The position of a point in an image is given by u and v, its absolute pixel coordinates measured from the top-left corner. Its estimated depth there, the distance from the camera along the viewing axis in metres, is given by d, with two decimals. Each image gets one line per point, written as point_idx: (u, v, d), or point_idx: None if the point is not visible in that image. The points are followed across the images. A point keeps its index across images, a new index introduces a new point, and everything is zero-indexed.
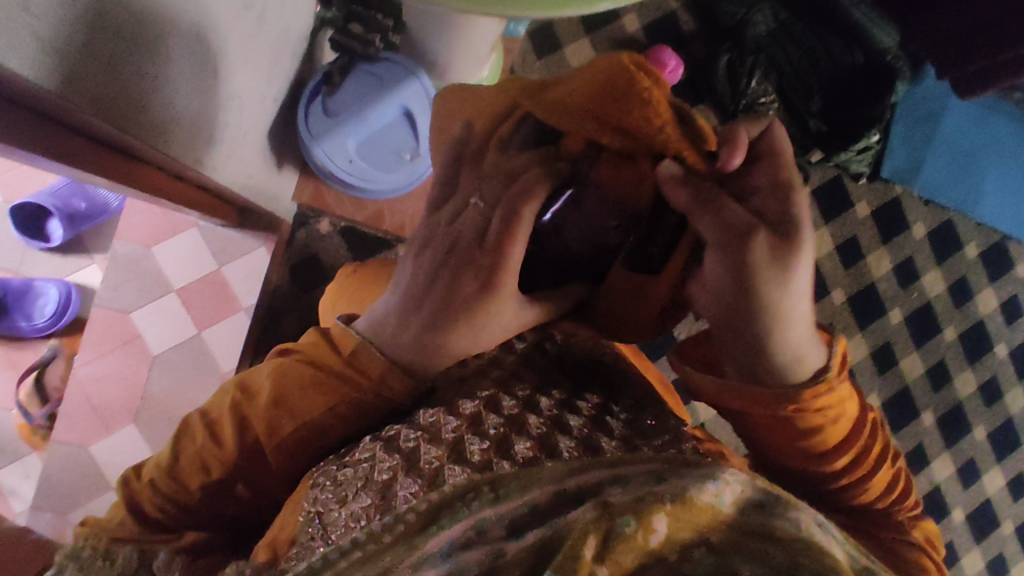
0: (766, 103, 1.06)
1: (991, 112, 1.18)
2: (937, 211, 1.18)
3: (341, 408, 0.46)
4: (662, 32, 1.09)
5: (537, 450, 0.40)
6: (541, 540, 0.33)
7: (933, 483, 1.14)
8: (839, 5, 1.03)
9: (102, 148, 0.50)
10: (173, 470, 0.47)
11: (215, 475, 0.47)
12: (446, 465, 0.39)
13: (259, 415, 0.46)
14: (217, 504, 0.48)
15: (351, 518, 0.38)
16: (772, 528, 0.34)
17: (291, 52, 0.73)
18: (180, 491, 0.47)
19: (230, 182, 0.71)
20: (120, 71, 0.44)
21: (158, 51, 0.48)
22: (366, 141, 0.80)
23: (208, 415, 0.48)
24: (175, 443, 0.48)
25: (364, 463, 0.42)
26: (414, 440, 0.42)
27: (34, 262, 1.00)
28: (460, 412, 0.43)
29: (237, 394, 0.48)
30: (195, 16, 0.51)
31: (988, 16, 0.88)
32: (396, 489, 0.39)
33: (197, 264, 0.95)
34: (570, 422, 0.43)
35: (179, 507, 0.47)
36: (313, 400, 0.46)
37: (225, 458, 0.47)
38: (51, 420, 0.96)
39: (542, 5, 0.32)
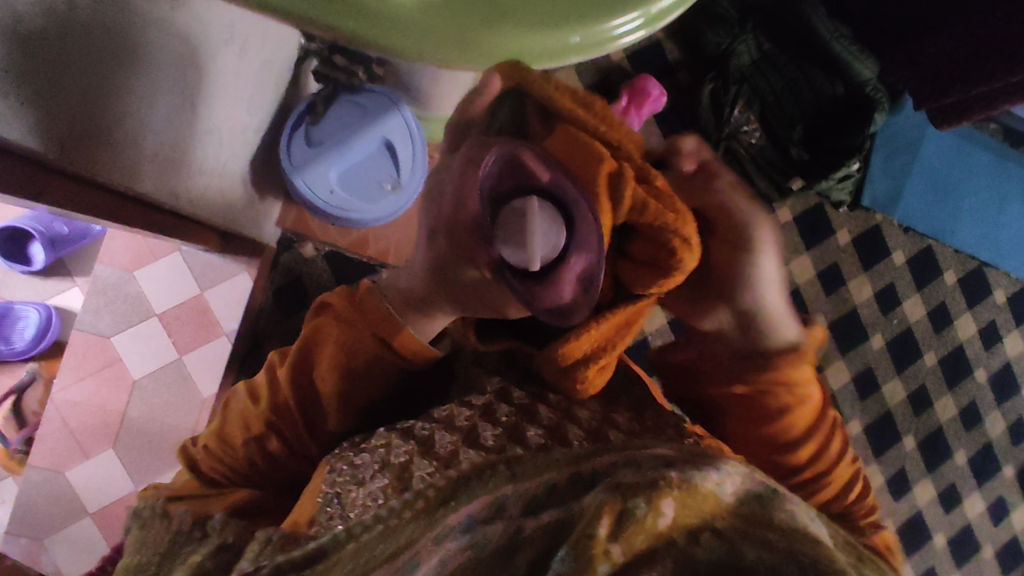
0: (749, 131, 1.07)
1: (968, 142, 1.21)
2: (917, 239, 1.20)
3: (364, 360, 0.50)
4: (647, 60, 1.10)
5: (550, 439, 0.41)
6: (557, 520, 0.30)
7: (915, 507, 1.14)
8: (820, 36, 1.03)
9: (82, 184, 0.51)
10: (223, 433, 0.55)
11: (253, 432, 0.53)
12: (460, 448, 0.42)
13: (287, 373, 0.52)
14: (259, 463, 0.54)
15: (369, 496, 0.43)
16: (770, 516, 0.30)
17: (276, 78, 0.74)
18: (229, 449, 0.55)
19: (210, 209, 0.72)
20: (79, 97, 0.45)
21: (138, 88, 0.50)
22: (348, 171, 0.82)
23: (252, 384, 0.56)
24: (227, 408, 0.56)
25: (380, 449, 0.47)
26: (429, 428, 0.46)
27: (13, 285, 1.00)
28: (474, 404, 0.47)
29: (275, 360, 0.55)
30: (178, 55, 0.53)
31: (965, 51, 0.91)
32: (413, 470, 0.43)
33: (178, 289, 0.96)
34: (578, 413, 0.45)
35: (227, 467, 0.55)
36: (332, 357, 0.51)
37: (260, 415, 0.53)
38: (28, 444, 0.96)
39: (518, 59, 0.29)
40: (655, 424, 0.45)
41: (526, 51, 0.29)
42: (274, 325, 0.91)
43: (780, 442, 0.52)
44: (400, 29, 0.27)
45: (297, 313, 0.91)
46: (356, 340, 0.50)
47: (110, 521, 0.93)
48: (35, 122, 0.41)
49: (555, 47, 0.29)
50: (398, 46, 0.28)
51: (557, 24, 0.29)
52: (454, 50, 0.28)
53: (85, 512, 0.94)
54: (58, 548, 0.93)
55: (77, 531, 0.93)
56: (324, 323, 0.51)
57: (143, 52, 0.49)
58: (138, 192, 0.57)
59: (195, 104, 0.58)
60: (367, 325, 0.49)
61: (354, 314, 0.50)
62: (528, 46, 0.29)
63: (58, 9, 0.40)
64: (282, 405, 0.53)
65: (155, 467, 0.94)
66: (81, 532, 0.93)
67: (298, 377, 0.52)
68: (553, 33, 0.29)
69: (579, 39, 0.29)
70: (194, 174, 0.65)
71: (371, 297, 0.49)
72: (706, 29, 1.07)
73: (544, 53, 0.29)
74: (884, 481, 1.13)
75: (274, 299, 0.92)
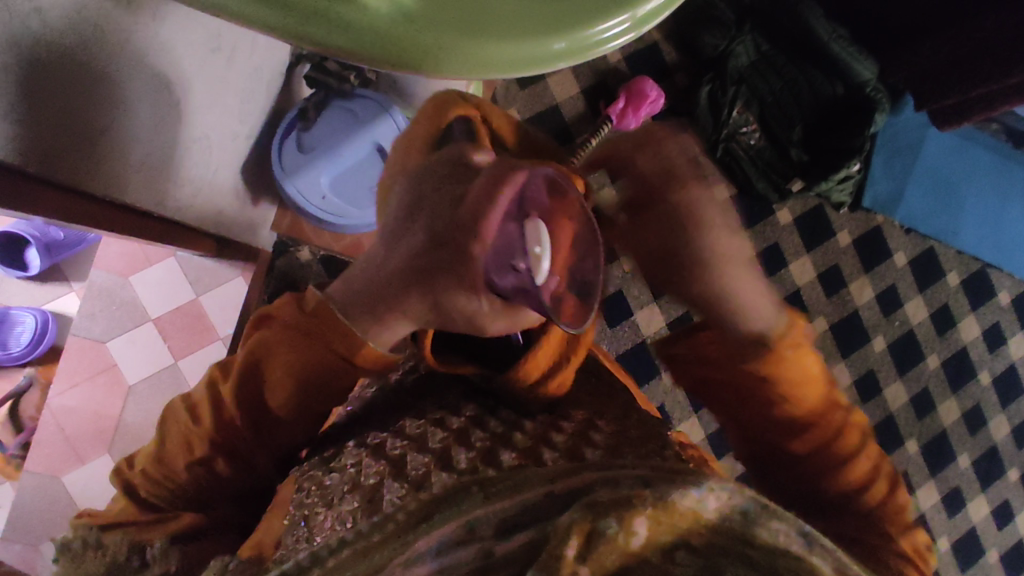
0: (748, 133, 1.06)
1: (970, 142, 1.20)
2: (919, 240, 1.19)
3: (317, 369, 0.48)
4: (645, 62, 1.09)
5: (525, 459, 0.37)
6: (528, 541, 0.27)
7: (919, 511, 1.13)
8: (818, 37, 1.01)
9: (72, 196, 0.51)
10: (162, 455, 0.51)
11: (198, 454, 0.50)
12: (433, 471, 0.37)
13: (233, 389, 0.50)
14: (203, 484, 0.51)
15: (334, 521, 0.37)
16: (748, 534, 0.29)
17: (268, 85, 0.75)
18: (168, 473, 0.50)
19: (199, 215, 0.72)
20: (57, 105, 0.44)
21: (115, 98, 0.50)
22: (341, 177, 0.81)
23: (191, 399, 0.52)
24: (162, 427, 0.52)
25: (351, 469, 0.42)
26: (401, 447, 0.42)
27: (8, 290, 0.98)
28: (448, 427, 0.44)
29: (216, 374, 0.52)
30: (156, 65, 0.52)
31: (961, 54, 0.90)
32: (381, 492, 0.37)
33: (173, 294, 0.97)
34: (554, 438, 0.41)
35: (170, 489, 0.50)
36: (286, 365, 0.48)
37: (205, 432, 0.50)
38: (25, 449, 0.96)
39: (507, 68, 0.28)
40: (640, 436, 0.42)
41: (509, 59, 0.28)
42: None
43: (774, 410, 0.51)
44: (378, 42, 0.26)
45: None
46: (312, 351, 0.48)
47: None
48: (16, 133, 0.41)
49: (544, 55, 0.28)
50: (374, 59, 0.26)
51: (540, 31, 0.28)
52: (440, 63, 0.27)
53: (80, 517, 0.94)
54: (54, 553, 0.93)
55: None
56: (270, 334, 0.49)
57: (126, 61, 0.49)
58: (125, 200, 0.57)
59: (179, 112, 0.58)
60: (322, 337, 0.47)
61: (307, 323, 0.48)
62: (511, 55, 0.28)
63: (32, 28, 0.39)
64: (232, 422, 0.50)
65: None
66: None
67: (246, 394, 0.50)
68: (536, 42, 0.28)
69: (562, 45, 0.28)
70: (181, 179, 0.64)
71: (321, 307, 0.47)
72: (702, 32, 1.06)
73: (532, 59, 0.28)
74: None
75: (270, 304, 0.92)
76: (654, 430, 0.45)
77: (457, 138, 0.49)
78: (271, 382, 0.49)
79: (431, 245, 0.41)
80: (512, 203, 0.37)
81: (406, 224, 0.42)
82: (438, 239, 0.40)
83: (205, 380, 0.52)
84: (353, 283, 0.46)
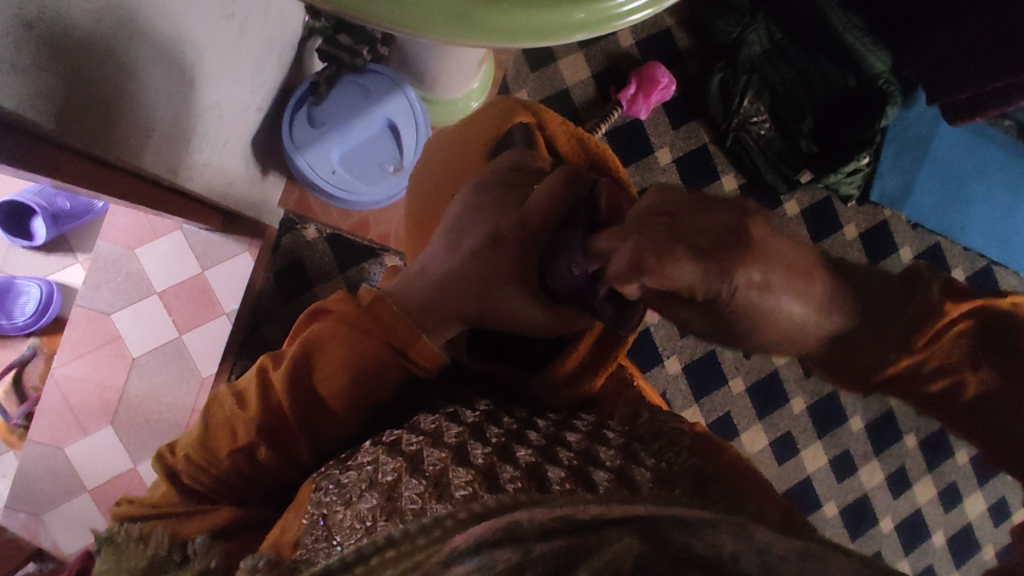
0: (757, 123, 1.06)
1: (981, 138, 1.19)
2: (925, 235, 1.17)
3: (371, 367, 0.46)
4: (656, 48, 1.08)
5: (573, 482, 0.35)
6: (568, 546, 0.31)
7: (915, 505, 1.12)
8: (832, 28, 1.00)
9: (78, 158, 0.50)
10: (202, 439, 0.48)
11: (241, 442, 0.47)
12: (449, 467, 0.37)
13: (285, 377, 0.46)
14: (242, 469, 0.48)
15: (355, 519, 0.37)
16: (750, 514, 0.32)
17: (277, 59, 0.75)
18: (210, 459, 0.48)
19: (205, 189, 0.71)
20: (74, 65, 0.43)
21: (129, 63, 0.49)
22: (349, 152, 0.82)
23: (236, 385, 0.49)
24: (204, 413, 0.49)
25: (368, 466, 0.40)
26: (417, 443, 0.41)
27: (15, 260, 0.99)
28: (463, 421, 0.43)
29: (266, 362, 0.48)
30: (166, 32, 0.52)
31: (977, 46, 0.88)
32: (401, 490, 0.37)
33: (179, 267, 0.97)
34: (568, 437, 0.42)
35: (211, 477, 0.48)
36: (337, 355, 0.46)
37: (249, 420, 0.47)
38: (28, 419, 0.97)
39: (544, 34, 0.27)
40: (651, 432, 0.45)
41: (541, 27, 0.27)
42: (275, 308, 0.91)
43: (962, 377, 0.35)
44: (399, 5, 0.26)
45: (298, 295, 0.91)
46: (370, 344, 0.45)
47: (109, 499, 0.94)
48: (33, 92, 0.40)
49: (575, 22, 0.27)
50: (404, 21, 0.26)
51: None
52: (470, 28, 0.27)
53: (84, 488, 0.95)
54: (56, 524, 0.94)
55: (72, 509, 0.94)
56: (326, 325, 0.46)
57: (142, 29, 0.49)
58: (141, 167, 0.57)
59: (190, 80, 0.58)
60: (381, 333, 0.45)
61: (368, 321, 0.45)
62: (545, 24, 0.27)
63: None
64: (278, 410, 0.47)
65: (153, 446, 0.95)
66: (78, 508, 0.94)
67: (297, 388, 0.46)
68: (559, 10, 0.27)
69: (585, 16, 0.27)
70: (195, 151, 0.65)
71: (380, 304, 0.46)
72: (716, 18, 1.05)
73: (559, 29, 0.27)
74: (884, 479, 1.11)
75: (274, 281, 0.91)
76: (667, 425, 0.46)
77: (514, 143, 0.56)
78: (324, 376, 0.46)
79: (488, 243, 0.47)
80: (558, 211, 0.43)
81: (465, 227, 0.50)
82: (498, 236, 0.47)
83: (255, 368, 0.49)
84: (411, 290, 0.48)
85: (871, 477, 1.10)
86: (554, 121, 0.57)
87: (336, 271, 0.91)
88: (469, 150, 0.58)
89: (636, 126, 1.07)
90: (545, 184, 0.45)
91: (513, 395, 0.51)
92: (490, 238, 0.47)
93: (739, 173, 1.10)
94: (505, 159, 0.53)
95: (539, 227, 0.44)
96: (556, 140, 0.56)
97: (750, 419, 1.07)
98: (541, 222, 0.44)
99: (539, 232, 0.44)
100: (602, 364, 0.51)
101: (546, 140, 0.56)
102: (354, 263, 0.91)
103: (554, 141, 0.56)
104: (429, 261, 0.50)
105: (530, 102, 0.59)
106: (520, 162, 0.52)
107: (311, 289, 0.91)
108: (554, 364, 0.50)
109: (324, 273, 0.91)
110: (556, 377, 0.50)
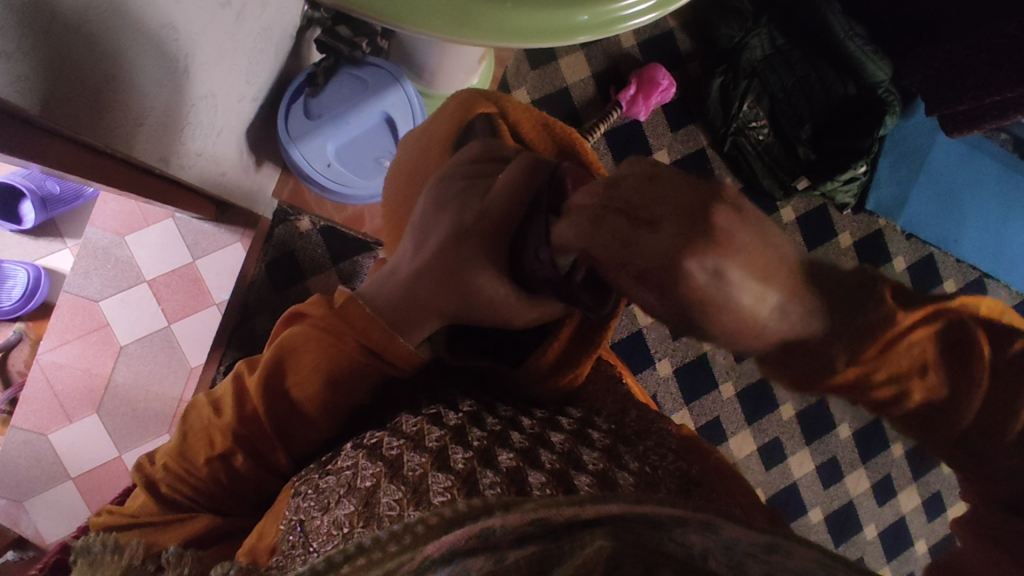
0: (756, 129, 1.05)
1: (978, 150, 1.19)
2: (919, 246, 1.16)
3: (344, 368, 0.46)
4: (657, 51, 1.08)
5: (553, 486, 0.35)
6: (541, 552, 0.31)
7: (899, 513, 1.12)
8: (834, 34, 0.99)
9: (61, 142, 0.49)
10: (180, 449, 0.48)
11: (219, 449, 0.47)
12: (429, 473, 0.37)
13: (257, 385, 0.46)
14: (219, 477, 0.48)
15: (332, 526, 0.37)
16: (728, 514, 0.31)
17: (275, 48, 0.74)
18: (189, 468, 0.48)
19: (197, 178, 0.70)
20: (61, 47, 0.42)
21: (116, 52, 0.48)
22: (346, 146, 0.82)
23: (214, 393, 0.50)
24: (182, 423, 0.49)
25: (347, 471, 0.41)
26: (398, 447, 0.40)
27: (3, 244, 0.98)
28: (445, 424, 0.42)
29: (243, 370, 0.49)
30: (157, 20, 0.50)
31: (978, 59, 0.88)
32: (380, 496, 0.37)
33: (170, 256, 0.96)
34: (551, 437, 0.41)
35: (190, 488, 0.48)
36: (310, 358, 0.46)
37: (225, 429, 0.47)
38: (12, 404, 0.96)
39: (541, 35, 0.26)
40: (636, 433, 0.45)
41: (539, 30, 0.26)
42: (266, 299, 0.90)
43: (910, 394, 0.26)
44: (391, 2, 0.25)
45: (290, 286, 0.90)
46: (340, 349, 0.46)
47: (94, 487, 0.94)
48: (18, 74, 0.39)
49: (575, 26, 0.26)
50: (391, 17, 0.26)
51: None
52: (462, 29, 0.26)
53: (68, 475, 0.94)
54: (38, 512, 0.93)
55: (56, 495, 0.94)
56: (299, 330, 0.46)
57: (131, 21, 0.48)
58: (130, 153, 0.56)
59: (183, 70, 0.57)
60: (353, 335, 0.46)
61: (336, 324, 0.46)
62: (547, 26, 0.26)
63: None
64: (254, 417, 0.47)
65: (140, 434, 0.95)
66: (62, 495, 0.94)
67: (270, 394, 0.47)
68: (558, 12, 0.26)
69: (587, 19, 0.26)
70: (188, 142, 0.64)
71: (351, 304, 0.46)
72: (719, 22, 1.04)
73: (557, 31, 0.26)
74: (868, 487, 1.12)
75: (267, 273, 0.90)
76: (653, 425, 0.47)
77: (477, 134, 0.54)
78: (297, 380, 0.47)
79: (455, 237, 0.45)
80: (518, 208, 0.40)
81: (429, 219, 0.48)
82: (465, 230, 0.45)
83: (230, 374, 0.49)
84: (386, 291, 0.47)
85: (857, 484, 1.11)
86: (527, 123, 0.55)
87: (329, 263, 0.90)
88: (431, 141, 0.57)
89: (635, 127, 1.06)
90: (505, 174, 0.43)
91: (493, 389, 0.52)
92: (456, 230, 0.45)
93: (737, 178, 1.09)
94: (469, 150, 0.50)
95: (500, 215, 0.42)
96: (527, 134, 0.55)
97: (739, 424, 1.07)
98: (503, 213, 0.42)
99: (502, 222, 0.42)
100: (582, 354, 0.49)
101: (512, 130, 0.55)
102: (348, 256, 0.91)
103: (519, 129, 0.55)
104: (402, 262, 0.49)
105: (504, 99, 0.56)
106: (487, 151, 0.49)
107: (305, 281, 0.90)
108: (532, 355, 0.49)
109: (317, 266, 0.91)
110: (538, 369, 0.49)
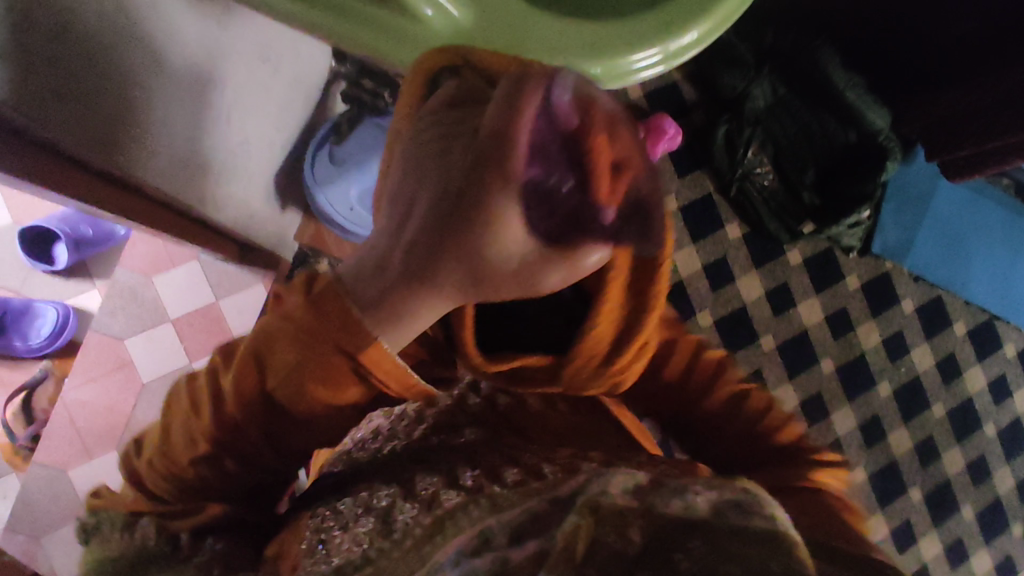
0: (760, 174, 1.10)
1: (980, 196, 1.22)
2: (926, 288, 1.19)
3: (327, 362, 0.38)
4: (663, 101, 1.12)
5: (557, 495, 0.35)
6: None
7: (921, 560, 1.10)
8: (834, 84, 1.01)
9: (78, 172, 0.51)
10: (165, 446, 0.42)
11: (203, 452, 0.41)
12: (441, 490, 0.38)
13: (233, 383, 0.40)
14: (208, 479, 0.42)
15: (353, 543, 0.38)
16: None
17: (304, 99, 0.79)
18: (172, 466, 0.41)
19: (222, 216, 0.73)
20: (80, 79, 0.45)
21: (138, 91, 0.52)
22: (366, 190, 0.82)
23: (196, 379, 0.43)
24: (165, 413, 0.43)
25: (363, 493, 0.42)
26: (411, 472, 0.42)
27: (35, 284, 1.02)
28: (455, 448, 0.44)
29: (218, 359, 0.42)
30: (177, 61, 0.54)
31: (980, 105, 0.92)
32: (396, 513, 0.38)
33: (194, 295, 0.99)
34: (557, 455, 0.42)
35: (176, 487, 0.42)
36: (286, 353, 0.38)
37: (205, 430, 0.40)
38: (35, 440, 0.98)
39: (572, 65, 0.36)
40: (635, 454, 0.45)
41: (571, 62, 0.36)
42: None
43: (699, 406, 0.54)
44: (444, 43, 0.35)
45: None
46: (319, 343, 0.38)
47: None
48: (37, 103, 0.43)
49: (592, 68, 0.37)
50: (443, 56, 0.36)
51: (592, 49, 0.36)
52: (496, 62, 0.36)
53: None
54: (54, 547, 0.94)
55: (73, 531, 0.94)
56: (272, 319, 0.39)
57: (151, 62, 0.51)
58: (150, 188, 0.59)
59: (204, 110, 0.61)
60: (331, 331, 0.37)
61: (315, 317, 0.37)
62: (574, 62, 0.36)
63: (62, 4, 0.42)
64: (235, 423, 0.40)
65: None
66: None
67: (247, 395, 0.40)
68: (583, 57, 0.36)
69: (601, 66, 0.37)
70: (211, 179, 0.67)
71: (332, 290, 0.37)
72: (722, 72, 1.06)
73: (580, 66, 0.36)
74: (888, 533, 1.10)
75: None
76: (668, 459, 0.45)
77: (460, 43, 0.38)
78: (276, 377, 0.39)
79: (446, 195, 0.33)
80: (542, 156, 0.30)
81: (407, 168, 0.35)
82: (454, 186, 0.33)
83: (204, 366, 0.42)
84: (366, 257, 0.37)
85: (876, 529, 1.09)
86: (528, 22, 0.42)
87: None
88: None
89: None
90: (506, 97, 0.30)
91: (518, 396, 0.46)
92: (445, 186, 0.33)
93: (743, 223, 1.13)
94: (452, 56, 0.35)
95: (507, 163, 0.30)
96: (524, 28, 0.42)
97: None
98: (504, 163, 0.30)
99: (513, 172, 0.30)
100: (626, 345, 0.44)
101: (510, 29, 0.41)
102: None
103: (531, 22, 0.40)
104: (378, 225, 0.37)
105: None
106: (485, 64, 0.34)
107: None
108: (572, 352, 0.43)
109: None
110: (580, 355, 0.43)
